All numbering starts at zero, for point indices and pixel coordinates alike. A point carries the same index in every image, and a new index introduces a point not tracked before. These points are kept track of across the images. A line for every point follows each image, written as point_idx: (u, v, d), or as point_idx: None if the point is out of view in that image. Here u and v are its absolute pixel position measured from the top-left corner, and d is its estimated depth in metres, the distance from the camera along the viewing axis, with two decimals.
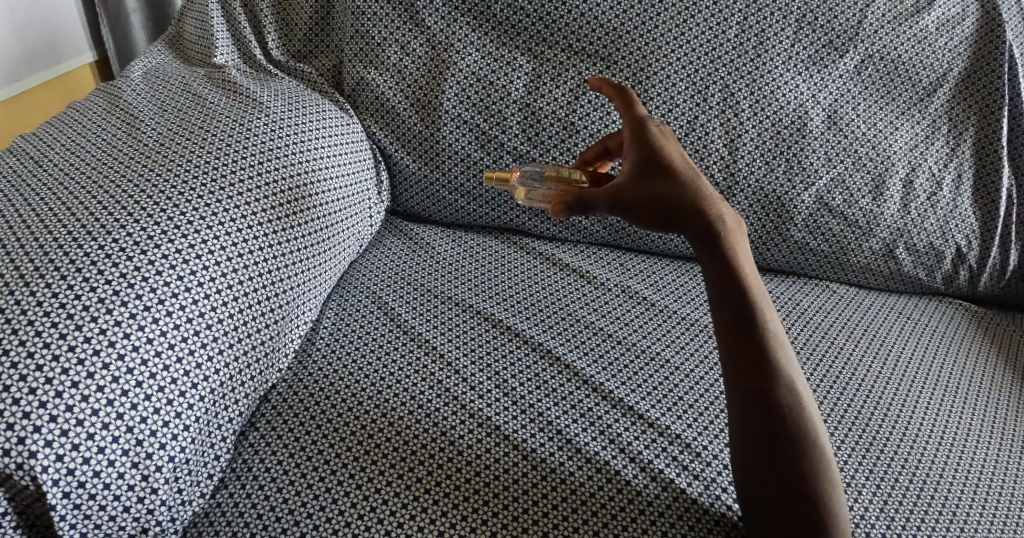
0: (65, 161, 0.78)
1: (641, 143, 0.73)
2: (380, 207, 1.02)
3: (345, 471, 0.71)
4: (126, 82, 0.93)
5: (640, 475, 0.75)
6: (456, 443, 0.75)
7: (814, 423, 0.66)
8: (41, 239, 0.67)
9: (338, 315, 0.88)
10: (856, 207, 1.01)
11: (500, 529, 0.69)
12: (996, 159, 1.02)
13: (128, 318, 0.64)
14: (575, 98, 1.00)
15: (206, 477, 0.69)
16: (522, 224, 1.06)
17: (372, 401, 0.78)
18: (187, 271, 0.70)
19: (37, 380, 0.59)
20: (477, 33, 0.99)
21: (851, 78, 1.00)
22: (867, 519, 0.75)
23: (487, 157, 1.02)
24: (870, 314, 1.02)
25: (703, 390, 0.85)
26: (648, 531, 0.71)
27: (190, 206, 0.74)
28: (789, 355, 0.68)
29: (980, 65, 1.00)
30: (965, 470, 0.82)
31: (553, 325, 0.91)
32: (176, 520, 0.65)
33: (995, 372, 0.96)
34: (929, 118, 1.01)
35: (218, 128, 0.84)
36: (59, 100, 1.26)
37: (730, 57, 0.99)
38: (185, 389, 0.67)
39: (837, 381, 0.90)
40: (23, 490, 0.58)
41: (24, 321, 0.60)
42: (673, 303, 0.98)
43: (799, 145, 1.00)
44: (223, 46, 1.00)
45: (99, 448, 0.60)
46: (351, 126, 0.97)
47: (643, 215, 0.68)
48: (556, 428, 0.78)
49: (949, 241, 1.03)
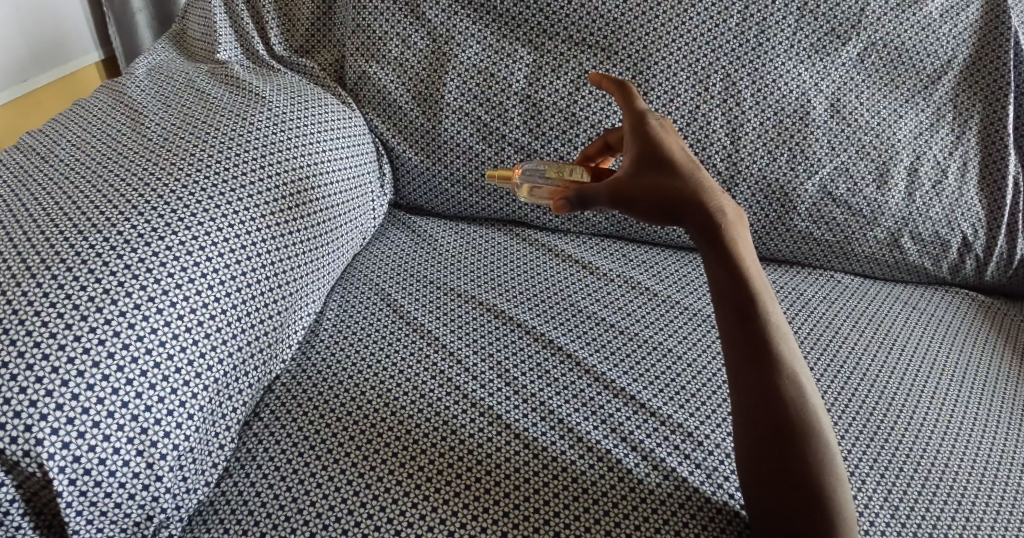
0: (72, 157, 0.78)
1: (641, 137, 0.73)
2: (382, 200, 1.02)
3: (346, 458, 0.72)
4: (131, 78, 0.94)
5: (641, 464, 0.75)
6: (457, 432, 0.76)
7: (816, 408, 0.66)
8: (47, 232, 0.68)
9: (341, 306, 0.89)
10: (860, 196, 1.01)
11: (501, 517, 0.70)
12: (1002, 147, 1.01)
13: (133, 309, 0.65)
14: (576, 89, 1.00)
15: (211, 466, 0.69)
16: (525, 216, 1.06)
17: (374, 390, 0.78)
18: (192, 263, 0.70)
19: (43, 369, 0.60)
20: (478, 25, 0.99)
21: (853, 66, 0.99)
22: (871, 508, 0.75)
23: (489, 150, 1.02)
24: (873, 302, 1.02)
25: (706, 379, 0.85)
26: (649, 520, 0.71)
27: (194, 200, 0.74)
28: (792, 346, 0.68)
29: (986, 50, 0.99)
30: (970, 459, 0.82)
31: (556, 316, 0.92)
32: (181, 508, 0.66)
33: (998, 358, 0.96)
34: (934, 107, 1.01)
35: (222, 122, 0.84)
36: (64, 100, 1.27)
37: (730, 47, 0.99)
38: (189, 378, 0.67)
39: (840, 371, 0.90)
40: (31, 477, 0.59)
41: (30, 312, 0.61)
42: (676, 294, 0.98)
43: (802, 135, 1.00)
44: (227, 43, 1.01)
45: (104, 436, 0.61)
46: (354, 120, 0.98)
47: (644, 208, 0.69)
48: (557, 417, 0.79)
49: (955, 229, 1.02)
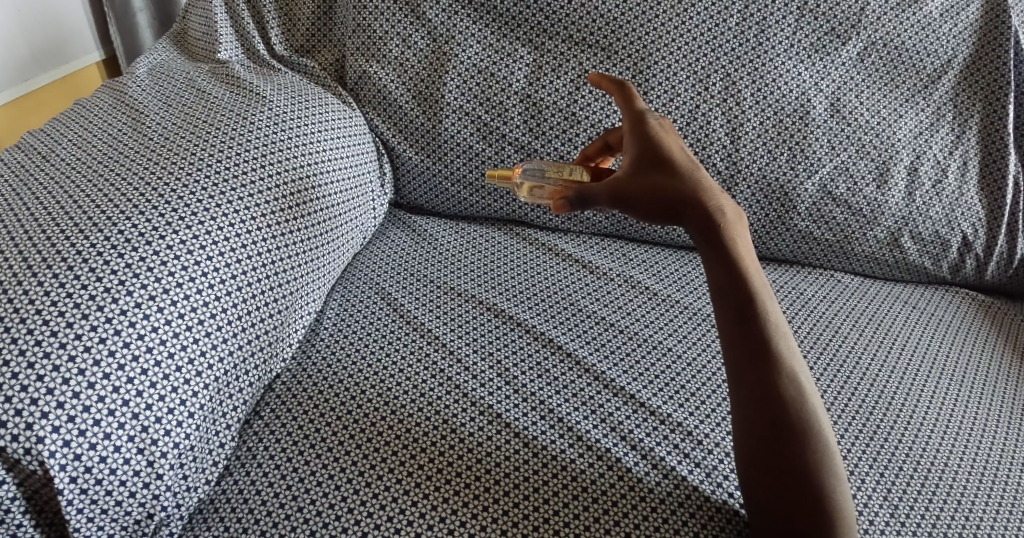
0: (72, 156, 0.79)
1: (641, 136, 0.73)
2: (382, 199, 1.02)
3: (346, 457, 0.72)
4: (132, 78, 0.94)
5: (641, 463, 0.75)
6: (457, 431, 0.76)
7: (815, 407, 0.66)
8: (48, 231, 0.68)
9: (341, 306, 0.89)
10: (860, 195, 1.01)
11: (501, 516, 0.70)
12: (1003, 146, 1.01)
13: (134, 307, 0.65)
14: (576, 89, 1.00)
15: (211, 465, 0.69)
16: (526, 216, 1.06)
17: (374, 389, 0.79)
18: (193, 262, 0.71)
19: (44, 367, 0.60)
20: (478, 25, 0.99)
21: (853, 66, 0.99)
22: (871, 507, 0.75)
23: (489, 149, 1.02)
24: (873, 302, 1.02)
25: (706, 379, 0.85)
26: (648, 519, 0.71)
27: (195, 199, 0.75)
28: (791, 345, 0.68)
29: (986, 50, 0.99)
30: (969, 458, 0.82)
31: (556, 315, 0.92)
32: (181, 506, 0.66)
33: (998, 358, 0.96)
34: (934, 106, 1.01)
35: (223, 122, 0.85)
36: (65, 99, 1.27)
37: (731, 46, 0.99)
38: (189, 376, 0.67)
39: (839, 370, 0.90)
40: (32, 475, 0.59)
41: (31, 310, 0.61)
42: (676, 293, 0.98)
43: (802, 134, 1.00)
44: (228, 42, 1.01)
45: (105, 434, 0.61)
46: (355, 119, 0.98)
47: (644, 207, 0.69)
48: (557, 416, 0.79)
49: (955, 228, 1.02)
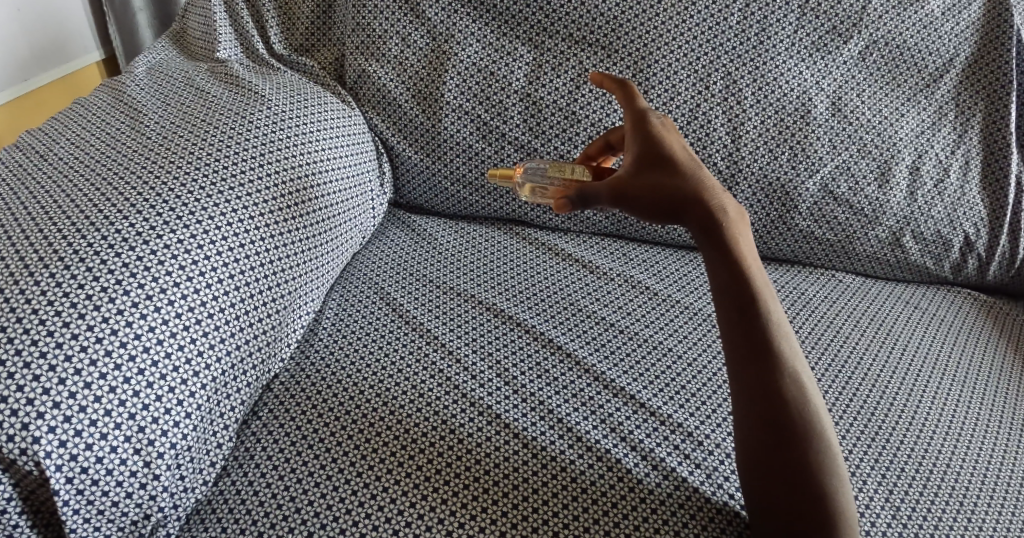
0: (70, 156, 0.78)
1: (642, 135, 0.73)
2: (382, 198, 1.02)
3: (345, 458, 0.72)
4: (131, 77, 0.94)
5: (641, 464, 0.75)
6: (456, 432, 0.75)
7: (817, 407, 0.66)
8: (45, 231, 0.67)
9: (340, 306, 0.89)
10: (861, 195, 1.01)
11: (499, 517, 0.69)
12: (1005, 145, 1.01)
13: (130, 307, 0.65)
14: (576, 88, 1.00)
15: (209, 465, 0.69)
16: (525, 215, 1.06)
17: (373, 389, 0.78)
18: (191, 261, 0.70)
19: (40, 367, 0.59)
20: (478, 24, 0.99)
21: (855, 65, 0.99)
22: (872, 509, 0.74)
23: (489, 149, 1.02)
24: (875, 302, 1.02)
25: (706, 379, 0.85)
26: (648, 520, 0.71)
27: (193, 199, 0.74)
28: (793, 345, 0.67)
29: (987, 49, 0.99)
30: (972, 459, 0.82)
31: (556, 315, 0.91)
32: (178, 506, 0.66)
33: (1000, 358, 0.95)
34: (935, 105, 1.00)
35: (222, 121, 0.84)
36: (65, 99, 1.27)
37: (732, 45, 0.98)
38: (186, 376, 0.67)
39: (841, 370, 0.89)
40: (28, 476, 0.58)
41: (28, 310, 0.61)
42: (677, 293, 0.98)
43: (803, 134, 1.00)
44: (227, 42, 1.01)
45: (102, 434, 0.61)
46: (354, 118, 0.98)
47: (644, 206, 0.68)
48: (556, 417, 0.78)
49: (957, 228, 1.02)
